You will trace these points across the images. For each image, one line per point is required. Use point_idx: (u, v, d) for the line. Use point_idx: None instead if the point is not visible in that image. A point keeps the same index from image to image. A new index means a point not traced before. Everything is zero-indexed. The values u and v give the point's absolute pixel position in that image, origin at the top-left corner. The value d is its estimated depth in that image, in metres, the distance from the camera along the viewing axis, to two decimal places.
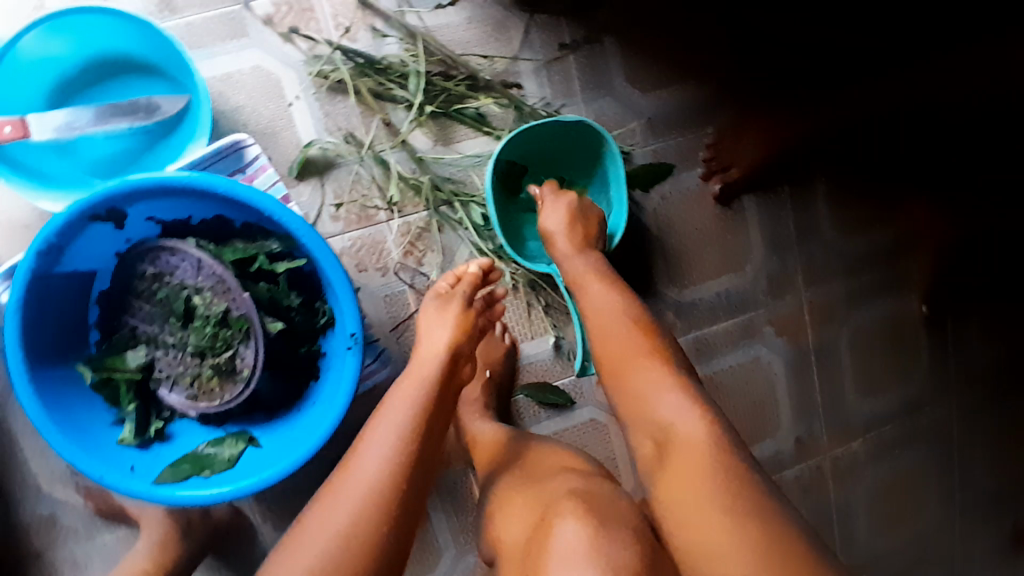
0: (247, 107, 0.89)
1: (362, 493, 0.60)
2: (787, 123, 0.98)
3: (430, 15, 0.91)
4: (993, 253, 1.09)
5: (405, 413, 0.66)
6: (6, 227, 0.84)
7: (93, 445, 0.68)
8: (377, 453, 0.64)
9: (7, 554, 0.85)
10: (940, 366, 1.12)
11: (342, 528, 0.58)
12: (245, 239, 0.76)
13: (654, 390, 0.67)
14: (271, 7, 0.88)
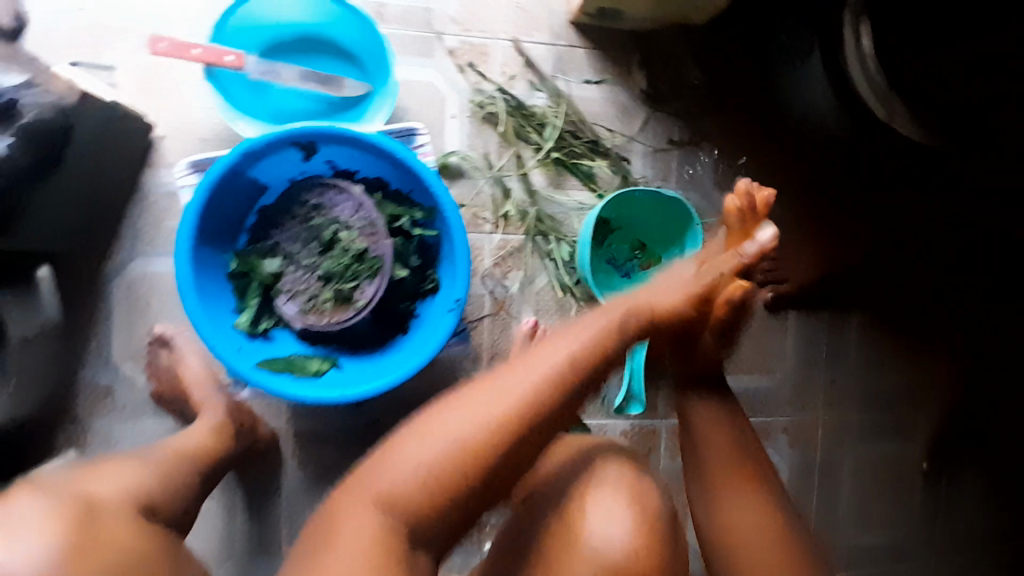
0: (411, 110, 1.06)
1: (439, 446, 0.62)
2: (841, 257, 1.13)
3: (576, 85, 1.09)
4: (997, 435, 1.21)
5: (516, 404, 0.63)
6: (186, 135, 1.00)
7: (215, 321, 0.82)
8: (461, 416, 0.63)
9: (73, 410, 1.01)
10: (926, 519, 1.21)
11: (417, 482, 0.61)
12: (394, 202, 0.91)
13: (713, 438, 0.82)
14: (457, 41, 1.06)
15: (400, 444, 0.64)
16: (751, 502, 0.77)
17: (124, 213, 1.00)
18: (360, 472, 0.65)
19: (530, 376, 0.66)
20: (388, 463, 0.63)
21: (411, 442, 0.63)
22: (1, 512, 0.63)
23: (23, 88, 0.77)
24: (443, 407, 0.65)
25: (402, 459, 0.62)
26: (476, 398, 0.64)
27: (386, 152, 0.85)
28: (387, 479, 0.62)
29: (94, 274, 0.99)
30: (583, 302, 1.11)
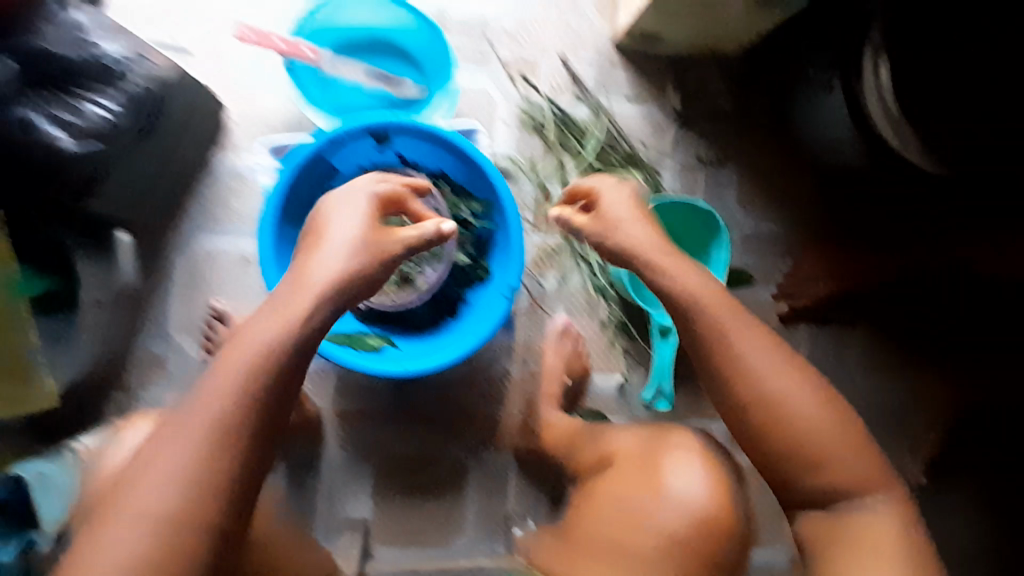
0: (464, 114, 1.14)
1: (206, 433, 0.61)
2: (859, 274, 1.21)
3: (616, 101, 1.18)
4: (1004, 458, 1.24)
5: (234, 377, 0.63)
6: (255, 121, 1.07)
7: None
8: (216, 405, 0.61)
9: (123, 375, 1.05)
10: None
11: (190, 474, 0.60)
12: (456, 194, 1.00)
13: (752, 348, 0.74)
14: (510, 55, 1.15)
15: (171, 444, 0.61)
16: (797, 391, 0.73)
17: (192, 191, 1.06)
18: (138, 462, 0.62)
19: (268, 318, 0.67)
20: (156, 462, 0.60)
21: (184, 439, 0.61)
22: (127, 441, 0.88)
23: (130, 58, 0.82)
24: (199, 396, 0.63)
25: (170, 457, 0.60)
26: (218, 374, 0.63)
27: (450, 146, 0.93)
28: (159, 482, 0.59)
29: (157, 246, 1.05)
30: (613, 304, 1.17)
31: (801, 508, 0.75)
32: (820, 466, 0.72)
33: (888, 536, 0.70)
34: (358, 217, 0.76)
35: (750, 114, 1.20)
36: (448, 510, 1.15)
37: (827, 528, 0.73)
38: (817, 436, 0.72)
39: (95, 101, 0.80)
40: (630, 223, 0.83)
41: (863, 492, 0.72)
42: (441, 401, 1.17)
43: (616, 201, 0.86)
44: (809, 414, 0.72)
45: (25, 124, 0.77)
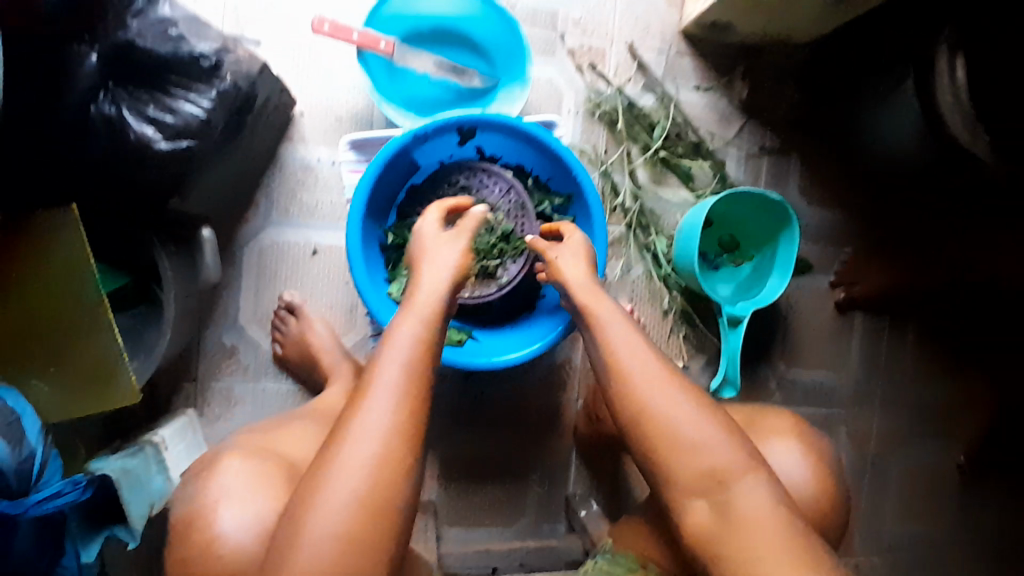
0: (532, 104, 1.13)
1: (388, 421, 0.68)
2: (923, 268, 1.19)
3: (684, 89, 1.17)
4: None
5: (393, 372, 0.70)
6: (325, 112, 1.05)
7: (375, 287, 0.90)
8: (387, 396, 0.69)
9: (196, 367, 1.05)
10: (964, 518, 1.32)
11: (377, 459, 0.66)
12: (537, 188, 1.00)
13: (654, 387, 0.78)
14: (577, 43, 1.14)
15: (350, 435, 0.67)
16: (681, 412, 0.77)
17: (260, 182, 1.05)
18: (312, 474, 0.67)
19: (411, 325, 0.74)
20: (342, 455, 0.66)
21: (366, 427, 0.67)
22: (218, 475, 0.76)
23: (222, 54, 0.80)
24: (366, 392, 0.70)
25: (355, 446, 0.66)
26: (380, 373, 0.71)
27: (535, 141, 0.92)
28: (350, 469, 0.65)
29: (226, 238, 1.05)
30: (677, 294, 1.17)
31: (690, 505, 0.75)
32: (698, 454, 0.75)
33: (769, 519, 0.71)
34: (451, 244, 0.83)
35: (817, 105, 1.20)
36: (511, 497, 1.17)
37: (715, 525, 0.73)
38: (704, 439, 0.75)
39: (188, 99, 0.77)
40: (575, 257, 0.88)
41: (721, 481, 0.74)
42: (504, 391, 1.17)
43: (570, 245, 0.89)
44: (691, 426, 0.76)
45: (118, 120, 0.75)
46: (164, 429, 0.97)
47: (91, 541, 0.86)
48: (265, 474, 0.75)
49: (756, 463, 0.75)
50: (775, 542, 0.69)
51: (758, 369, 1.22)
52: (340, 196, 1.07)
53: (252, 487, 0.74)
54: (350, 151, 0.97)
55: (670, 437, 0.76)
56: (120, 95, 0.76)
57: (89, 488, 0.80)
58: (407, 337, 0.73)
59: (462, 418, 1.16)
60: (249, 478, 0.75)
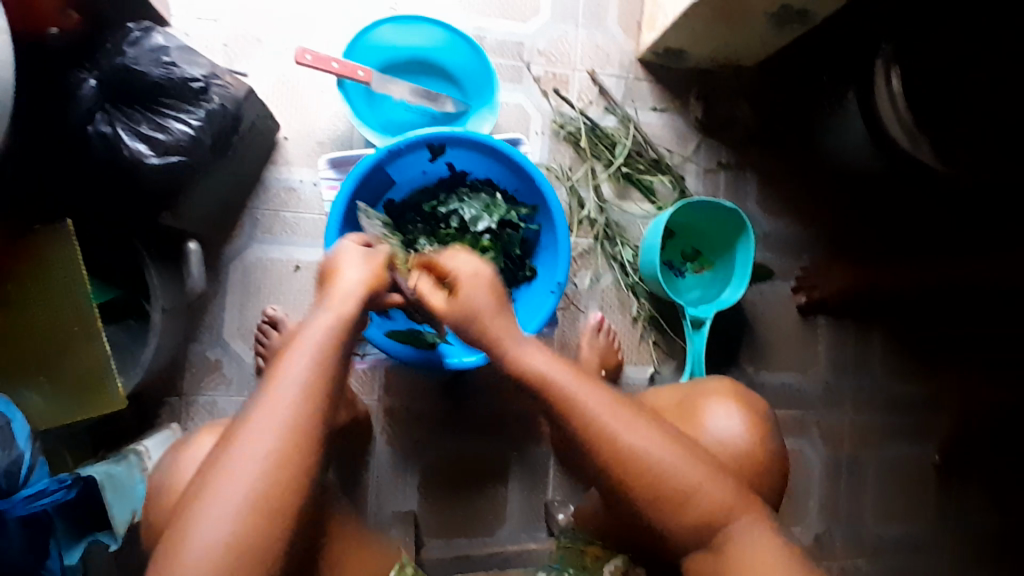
0: (502, 127, 1.21)
1: (275, 433, 0.68)
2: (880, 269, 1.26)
3: (642, 111, 1.26)
4: (1001, 439, 1.36)
5: (300, 367, 0.72)
6: (307, 137, 1.13)
7: None
8: (278, 411, 0.69)
9: (182, 380, 1.09)
10: (940, 517, 1.34)
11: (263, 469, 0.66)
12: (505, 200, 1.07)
13: (644, 446, 0.77)
14: (542, 71, 1.23)
15: (239, 444, 0.68)
16: (671, 456, 0.77)
17: (246, 203, 1.11)
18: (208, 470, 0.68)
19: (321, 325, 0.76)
20: (230, 462, 0.67)
21: (253, 438, 0.68)
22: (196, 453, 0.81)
23: (211, 79, 0.88)
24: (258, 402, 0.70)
25: (242, 454, 0.67)
26: (275, 385, 0.71)
27: (500, 154, 0.99)
28: (237, 474, 0.66)
29: (214, 256, 1.10)
30: (644, 301, 1.23)
31: (692, 550, 0.78)
32: (691, 503, 0.76)
33: (761, 554, 0.75)
34: (358, 266, 0.82)
35: (769, 122, 1.29)
36: (493, 506, 1.19)
37: (712, 564, 0.76)
38: (689, 481, 0.76)
39: (179, 118, 0.85)
40: (484, 308, 0.84)
41: (719, 527, 0.76)
42: (483, 399, 1.20)
43: (472, 292, 0.84)
44: (677, 469, 0.77)
45: (112, 137, 0.83)
46: (149, 440, 1.01)
47: (75, 545, 0.88)
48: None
49: (739, 496, 0.78)
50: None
51: (729, 373, 1.27)
52: (322, 214, 1.13)
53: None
54: (329, 169, 1.03)
55: (671, 483, 0.76)
56: (117, 116, 0.83)
57: (73, 487, 0.83)
58: (306, 353, 0.73)
59: (444, 427, 1.19)
60: None
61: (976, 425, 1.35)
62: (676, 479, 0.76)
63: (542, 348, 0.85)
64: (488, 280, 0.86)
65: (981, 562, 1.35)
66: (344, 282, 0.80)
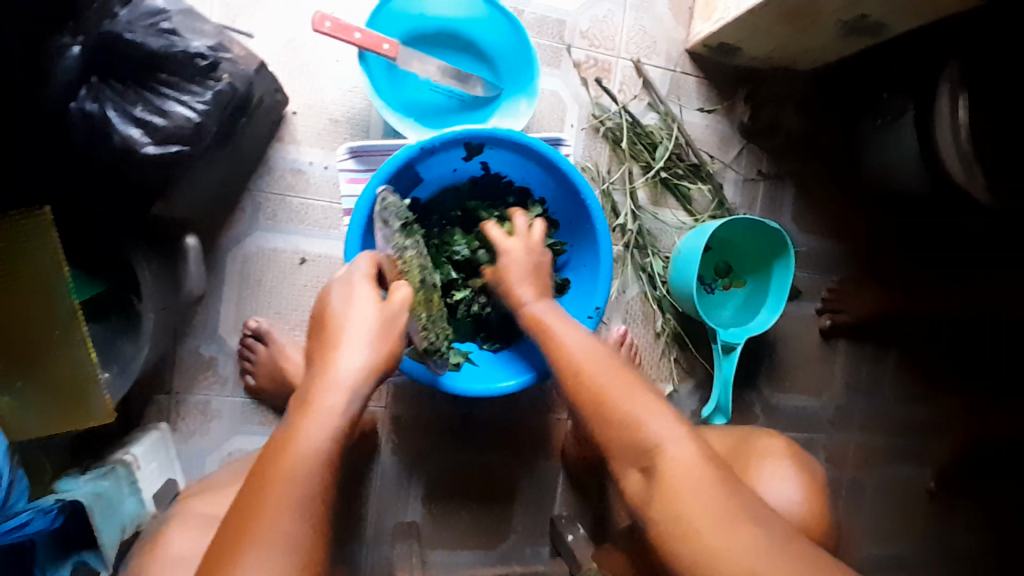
0: (536, 116, 1.10)
1: (295, 548, 0.55)
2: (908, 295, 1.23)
3: (687, 110, 1.16)
4: (1004, 470, 1.35)
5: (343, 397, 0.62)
6: (318, 113, 1.01)
7: None
8: (292, 509, 0.56)
9: (170, 377, 0.99)
10: (934, 541, 1.35)
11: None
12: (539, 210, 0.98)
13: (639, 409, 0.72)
14: (584, 56, 1.11)
15: (245, 557, 0.53)
16: (660, 421, 0.71)
17: (248, 185, 0.99)
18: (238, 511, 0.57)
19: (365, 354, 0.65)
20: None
21: (266, 558, 0.54)
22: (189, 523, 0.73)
23: (218, 52, 0.73)
24: (270, 493, 0.57)
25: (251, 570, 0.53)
26: (286, 475, 0.58)
27: (544, 160, 0.89)
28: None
29: (209, 241, 0.98)
30: (670, 316, 1.16)
31: (629, 475, 0.71)
32: (633, 424, 0.71)
33: (708, 487, 0.65)
34: (371, 312, 0.67)
35: (815, 132, 1.21)
36: (497, 518, 1.14)
37: (643, 493, 0.69)
38: (632, 409, 0.72)
39: (180, 100, 0.71)
40: (516, 257, 0.87)
41: (656, 454, 0.69)
42: (493, 407, 1.14)
43: (513, 244, 0.88)
44: (624, 391, 0.74)
45: (100, 118, 0.69)
46: (137, 447, 0.91)
47: (61, 565, 0.80)
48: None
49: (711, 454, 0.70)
50: (725, 523, 0.63)
51: (746, 392, 1.23)
52: (333, 201, 1.02)
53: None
54: (348, 160, 0.91)
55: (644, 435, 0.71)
56: (105, 93, 0.69)
57: (59, 514, 0.75)
58: (320, 438, 0.60)
59: (452, 436, 1.12)
60: None
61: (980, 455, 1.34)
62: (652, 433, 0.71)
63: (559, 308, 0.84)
64: (535, 243, 0.89)
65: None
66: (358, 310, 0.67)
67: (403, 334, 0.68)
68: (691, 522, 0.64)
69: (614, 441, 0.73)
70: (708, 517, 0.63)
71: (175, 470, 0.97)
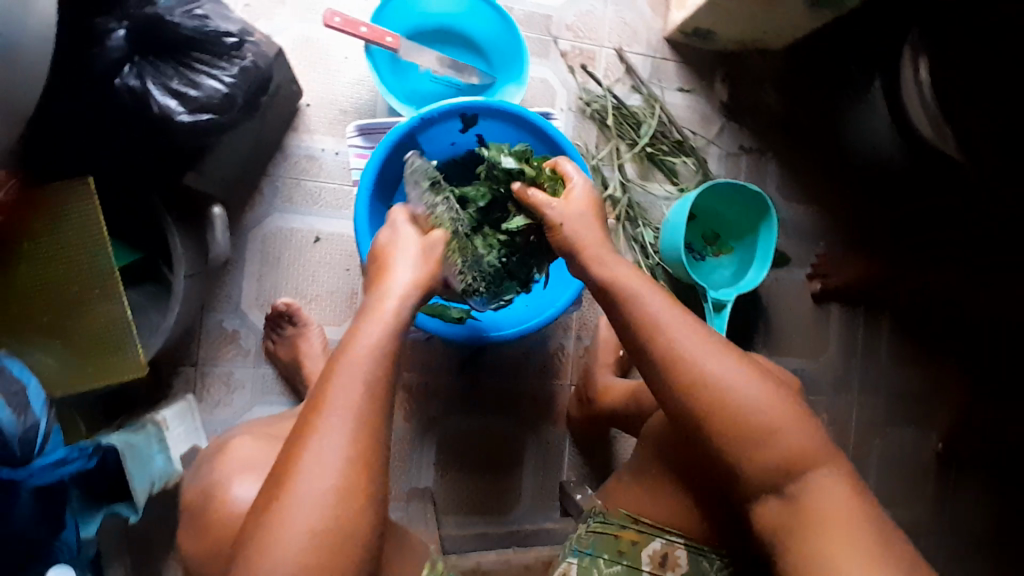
0: (528, 102, 1.19)
1: (347, 429, 0.62)
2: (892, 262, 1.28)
3: (668, 92, 1.25)
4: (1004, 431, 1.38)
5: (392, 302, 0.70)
6: (328, 103, 1.11)
7: None
8: (347, 393, 0.63)
9: (196, 349, 1.06)
10: (939, 503, 1.37)
11: (344, 462, 0.61)
12: None
13: (780, 421, 0.72)
14: (570, 46, 1.21)
15: (317, 435, 0.61)
16: (792, 425, 0.72)
17: (266, 170, 1.09)
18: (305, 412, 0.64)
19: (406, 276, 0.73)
20: (308, 458, 0.61)
21: (331, 426, 0.62)
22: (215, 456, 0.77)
23: (244, 36, 0.84)
24: (333, 378, 0.64)
25: (322, 443, 0.61)
26: (345, 363, 0.65)
27: (534, 127, 0.98)
28: (319, 472, 0.60)
29: (231, 222, 1.07)
30: (663, 283, 1.22)
31: (761, 494, 0.74)
32: (773, 442, 0.72)
33: (847, 510, 0.71)
34: (415, 245, 0.77)
35: (791, 109, 1.29)
36: (506, 482, 1.19)
37: (786, 514, 0.72)
38: (769, 418, 0.72)
39: (212, 75, 0.81)
40: (585, 219, 0.87)
41: (796, 474, 0.72)
42: (499, 375, 1.20)
43: (578, 201, 0.89)
44: (766, 407, 0.72)
45: (141, 91, 0.78)
46: (166, 411, 0.98)
47: (92, 516, 0.89)
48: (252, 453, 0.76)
49: (829, 448, 0.74)
50: (867, 539, 0.68)
51: (741, 357, 1.28)
52: (344, 183, 1.11)
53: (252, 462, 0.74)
54: (355, 136, 1.01)
55: (791, 450, 0.72)
56: (146, 69, 0.79)
57: (95, 456, 0.84)
58: (369, 338, 0.67)
59: (462, 405, 1.18)
60: (244, 457, 0.76)
61: (986, 409, 1.34)
62: (797, 446, 0.72)
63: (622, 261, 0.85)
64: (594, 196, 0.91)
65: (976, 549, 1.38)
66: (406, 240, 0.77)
67: (439, 259, 0.78)
68: (829, 548, 0.69)
69: (751, 461, 0.72)
70: (851, 548, 0.68)
71: (200, 437, 1.03)
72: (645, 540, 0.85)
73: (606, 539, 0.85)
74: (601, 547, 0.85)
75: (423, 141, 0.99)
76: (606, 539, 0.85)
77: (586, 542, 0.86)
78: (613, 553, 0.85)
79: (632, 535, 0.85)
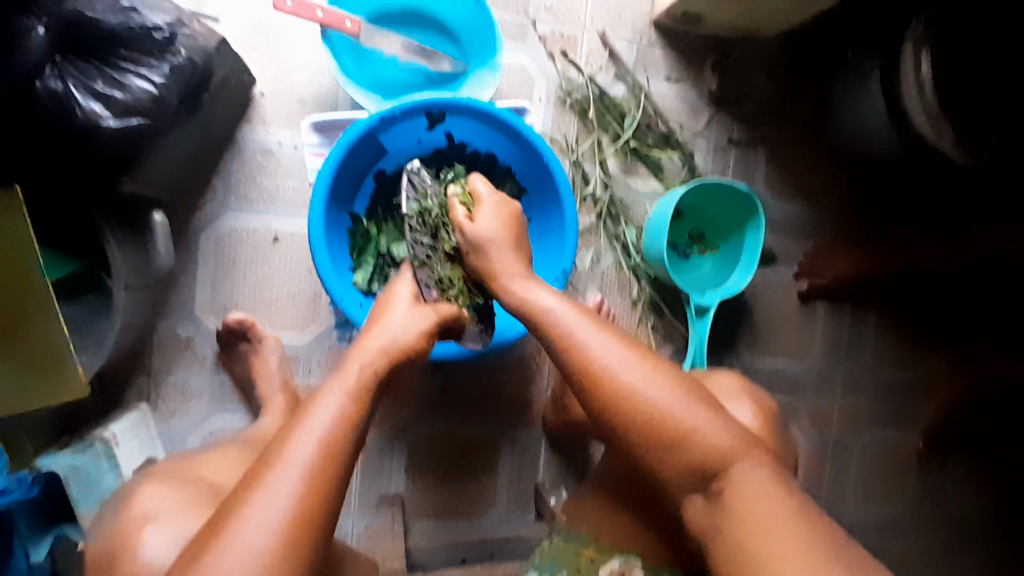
0: (503, 90, 1.12)
1: (291, 486, 0.60)
2: (888, 259, 1.21)
3: (655, 80, 1.17)
4: (994, 434, 1.33)
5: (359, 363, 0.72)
6: (285, 93, 1.02)
7: (338, 268, 0.89)
8: (294, 458, 0.61)
9: (146, 357, 1.00)
10: (926, 507, 1.32)
11: (287, 521, 0.58)
12: (504, 179, 1.00)
13: (690, 416, 0.70)
14: (549, 29, 1.13)
15: (260, 492, 0.59)
16: (706, 421, 0.70)
17: (219, 165, 1.01)
18: (247, 478, 0.62)
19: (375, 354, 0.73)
20: (251, 509, 0.58)
21: (280, 482, 0.60)
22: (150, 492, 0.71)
23: (177, 28, 0.77)
24: (291, 434, 0.64)
25: (266, 498, 0.59)
26: (308, 421, 0.65)
27: (505, 126, 0.90)
28: (256, 528, 0.57)
29: (182, 223, 1.00)
30: (645, 284, 1.17)
31: (687, 495, 0.70)
32: (684, 446, 0.69)
33: (768, 501, 0.65)
34: (407, 315, 0.79)
35: (782, 99, 1.22)
36: (478, 488, 1.15)
37: (709, 518, 0.68)
38: (687, 419, 0.69)
39: (140, 73, 0.74)
40: (499, 240, 0.82)
41: (714, 468, 0.68)
42: (470, 380, 1.15)
43: (489, 218, 0.83)
44: (680, 408, 0.70)
45: (63, 97, 0.71)
46: (115, 424, 0.92)
47: (41, 540, 0.81)
48: (194, 497, 0.70)
49: (749, 444, 0.70)
50: (794, 534, 0.62)
51: (724, 359, 1.23)
52: (303, 180, 1.04)
53: (202, 500, 0.69)
54: (312, 133, 0.95)
55: (709, 447, 0.69)
56: (68, 70, 0.71)
57: (36, 486, 0.78)
58: (331, 407, 0.66)
59: (434, 408, 1.13)
60: (187, 491, 0.70)
61: (967, 404, 1.30)
62: (714, 442, 0.69)
63: (543, 285, 0.80)
64: (510, 210, 0.85)
65: (964, 547, 1.34)
66: (384, 325, 0.77)
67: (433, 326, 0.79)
68: (765, 547, 0.62)
69: (667, 462, 0.70)
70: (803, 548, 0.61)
71: (156, 448, 0.97)
72: (603, 559, 0.80)
73: (565, 554, 0.82)
74: (561, 563, 0.82)
75: (385, 139, 0.91)
76: (566, 554, 0.82)
77: (547, 558, 0.83)
78: (571, 570, 0.81)
79: (591, 553, 0.81)
